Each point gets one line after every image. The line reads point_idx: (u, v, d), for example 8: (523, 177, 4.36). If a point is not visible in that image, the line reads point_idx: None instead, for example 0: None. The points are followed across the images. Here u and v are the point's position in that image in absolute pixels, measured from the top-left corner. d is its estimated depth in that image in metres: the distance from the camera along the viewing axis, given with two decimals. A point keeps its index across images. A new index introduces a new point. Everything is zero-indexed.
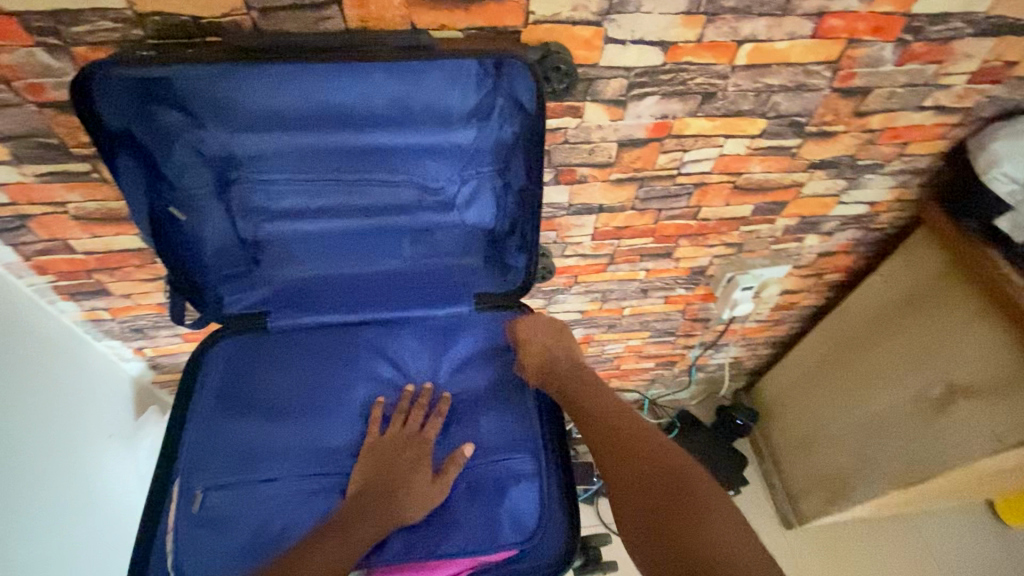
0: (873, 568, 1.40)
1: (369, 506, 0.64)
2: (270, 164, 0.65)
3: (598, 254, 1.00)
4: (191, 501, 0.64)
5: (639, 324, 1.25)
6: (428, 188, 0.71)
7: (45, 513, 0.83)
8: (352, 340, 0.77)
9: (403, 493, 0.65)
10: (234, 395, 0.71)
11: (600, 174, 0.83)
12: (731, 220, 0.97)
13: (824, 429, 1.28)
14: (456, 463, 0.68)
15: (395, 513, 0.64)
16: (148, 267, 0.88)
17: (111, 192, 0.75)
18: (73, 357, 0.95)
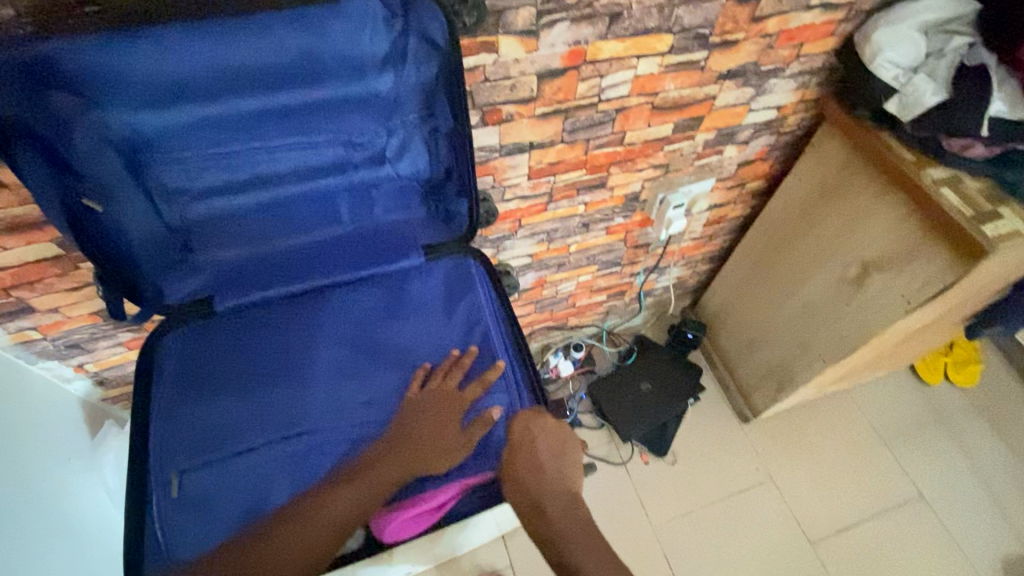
0: (819, 442, 1.56)
1: (390, 457, 0.65)
2: (186, 139, 0.63)
3: (536, 193, 1.03)
4: (168, 488, 0.62)
5: (586, 260, 1.30)
6: (354, 143, 0.70)
7: (25, 541, 0.81)
8: (306, 309, 0.77)
9: (432, 440, 0.66)
10: (195, 381, 0.70)
11: (525, 110, 0.84)
12: (655, 141, 1.01)
13: (764, 326, 1.39)
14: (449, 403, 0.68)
15: (418, 465, 0.64)
16: (72, 274, 0.83)
17: (12, 197, 0.70)
18: (10, 383, 0.89)
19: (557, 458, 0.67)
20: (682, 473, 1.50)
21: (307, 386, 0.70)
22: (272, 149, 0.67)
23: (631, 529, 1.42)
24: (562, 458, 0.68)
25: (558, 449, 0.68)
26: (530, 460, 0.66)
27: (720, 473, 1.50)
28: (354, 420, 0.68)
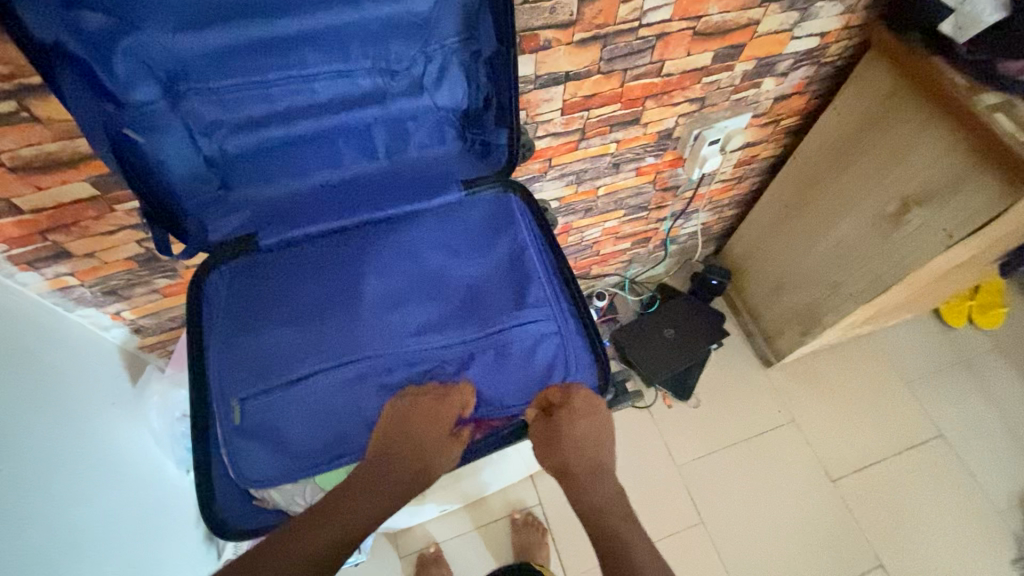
0: (840, 384, 1.58)
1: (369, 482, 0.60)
2: (225, 66, 0.61)
3: (568, 131, 1.00)
4: (231, 415, 0.63)
5: (613, 204, 1.28)
6: (393, 72, 0.68)
7: (71, 483, 0.84)
8: (349, 244, 0.74)
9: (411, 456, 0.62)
10: (245, 314, 0.69)
11: (563, 37, 0.80)
12: (693, 72, 0.97)
13: (792, 269, 1.38)
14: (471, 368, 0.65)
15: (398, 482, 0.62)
16: (107, 217, 0.83)
17: (47, 132, 0.68)
18: (50, 331, 0.91)
19: (594, 436, 0.66)
20: (705, 416, 1.53)
21: (356, 316, 0.68)
22: (308, 77, 0.65)
23: (655, 470, 1.46)
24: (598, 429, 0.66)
25: (593, 426, 0.66)
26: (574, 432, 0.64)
27: (743, 416, 1.53)
28: (405, 348, 0.66)
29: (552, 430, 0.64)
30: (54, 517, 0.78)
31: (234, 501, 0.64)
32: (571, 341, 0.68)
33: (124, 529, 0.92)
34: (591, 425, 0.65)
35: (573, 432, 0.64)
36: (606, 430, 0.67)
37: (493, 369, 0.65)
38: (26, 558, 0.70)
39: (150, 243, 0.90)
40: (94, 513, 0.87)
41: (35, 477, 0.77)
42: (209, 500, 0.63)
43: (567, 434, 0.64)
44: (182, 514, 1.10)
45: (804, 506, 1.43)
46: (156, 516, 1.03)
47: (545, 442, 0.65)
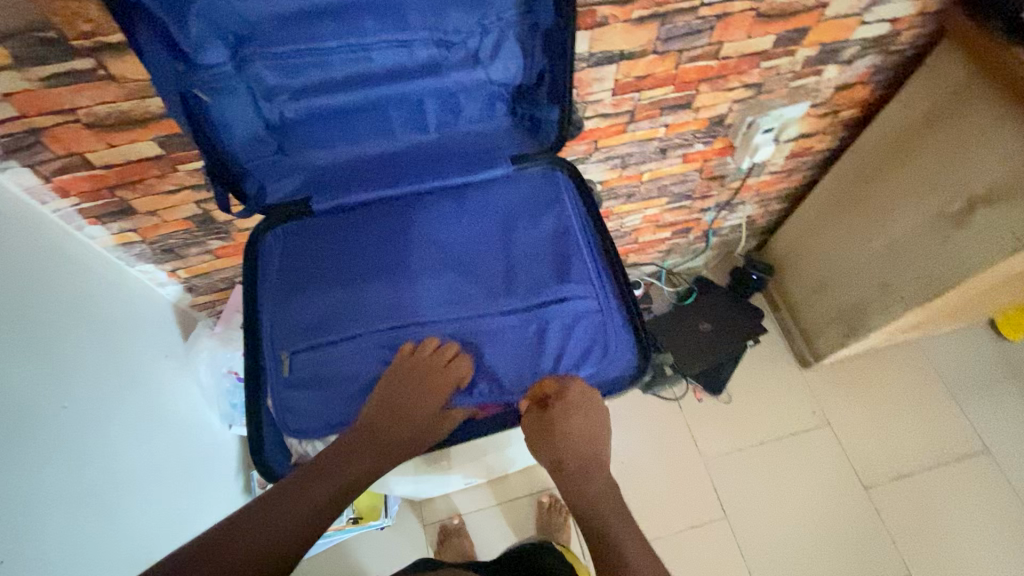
0: (882, 390, 1.52)
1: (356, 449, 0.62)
2: (289, 32, 0.62)
3: (618, 112, 0.98)
4: (281, 366, 0.65)
5: (657, 191, 1.26)
6: (449, 43, 0.68)
7: (124, 429, 0.90)
8: (395, 213, 0.75)
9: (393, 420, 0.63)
10: (297, 273, 0.71)
11: (621, 13, 0.79)
12: (751, 55, 0.94)
13: (839, 267, 1.33)
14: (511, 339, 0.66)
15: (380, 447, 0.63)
16: (170, 176, 0.87)
17: (120, 91, 0.72)
18: (112, 285, 0.96)
19: (589, 429, 0.66)
20: (735, 413, 1.50)
21: (403, 282, 0.69)
22: (367, 46, 0.66)
23: (681, 463, 1.44)
24: (596, 420, 0.66)
25: (588, 418, 0.65)
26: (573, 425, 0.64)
27: (775, 415, 1.50)
28: (448, 316, 0.68)
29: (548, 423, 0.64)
30: (104, 459, 0.84)
31: (276, 449, 0.65)
32: (610, 320, 0.68)
33: (169, 477, 0.98)
34: (586, 420, 0.65)
35: (568, 424, 0.64)
36: (602, 424, 0.67)
37: (532, 342, 0.66)
38: (66, 494, 0.75)
39: (207, 203, 0.94)
40: (141, 460, 0.92)
41: (84, 422, 0.82)
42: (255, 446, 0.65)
43: (563, 430, 0.65)
44: (223, 467, 1.16)
45: (833, 512, 1.39)
46: (199, 466, 1.09)
47: (537, 431, 0.64)
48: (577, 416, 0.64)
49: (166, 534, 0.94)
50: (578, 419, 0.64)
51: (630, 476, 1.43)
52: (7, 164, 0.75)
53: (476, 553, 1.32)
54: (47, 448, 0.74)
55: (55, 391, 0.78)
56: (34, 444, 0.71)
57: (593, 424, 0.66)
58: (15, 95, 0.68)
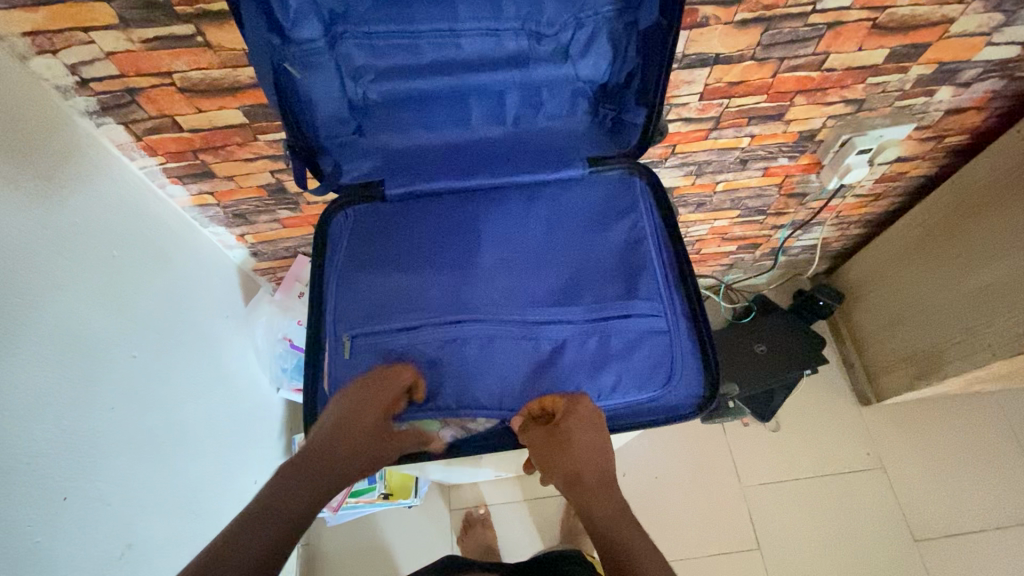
0: (947, 440, 1.41)
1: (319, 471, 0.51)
2: (383, 13, 0.62)
3: (702, 117, 0.93)
4: (342, 346, 0.64)
5: (729, 202, 1.19)
6: (541, 35, 0.66)
7: (182, 382, 0.94)
8: (466, 204, 0.73)
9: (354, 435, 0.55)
10: (364, 254, 0.70)
11: (724, 14, 0.74)
12: (858, 69, 0.87)
13: (920, 305, 1.22)
14: (573, 348, 0.62)
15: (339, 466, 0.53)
16: (250, 145, 0.88)
17: (215, 59, 0.73)
18: (186, 243, 1.00)
19: (600, 451, 0.56)
20: (782, 443, 1.43)
21: (467, 277, 0.67)
22: (457, 32, 0.65)
23: (717, 486, 1.39)
24: (606, 442, 0.57)
25: (601, 437, 0.57)
26: (578, 439, 0.56)
27: (827, 451, 1.42)
28: (510, 316, 0.63)
29: (557, 438, 0.57)
30: (160, 410, 0.87)
31: None
32: (679, 342, 0.64)
33: (216, 431, 1.02)
34: (596, 438, 0.57)
35: (576, 443, 0.56)
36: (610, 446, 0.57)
37: (595, 357, 0.62)
38: (124, 439, 0.79)
39: (281, 174, 0.95)
40: (195, 412, 0.97)
41: (150, 374, 0.86)
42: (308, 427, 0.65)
43: (568, 443, 0.56)
44: (268, 428, 1.20)
45: (877, 562, 1.31)
46: (247, 426, 1.13)
47: (546, 453, 0.57)
48: (585, 430, 0.56)
49: (210, 486, 0.98)
50: (585, 431, 0.56)
51: (660, 490, 1.39)
52: (101, 120, 0.80)
53: (499, 546, 1.33)
54: (111, 396, 0.78)
55: (126, 340, 0.82)
56: (97, 393, 0.75)
57: (603, 446, 0.57)
58: (118, 55, 0.71)
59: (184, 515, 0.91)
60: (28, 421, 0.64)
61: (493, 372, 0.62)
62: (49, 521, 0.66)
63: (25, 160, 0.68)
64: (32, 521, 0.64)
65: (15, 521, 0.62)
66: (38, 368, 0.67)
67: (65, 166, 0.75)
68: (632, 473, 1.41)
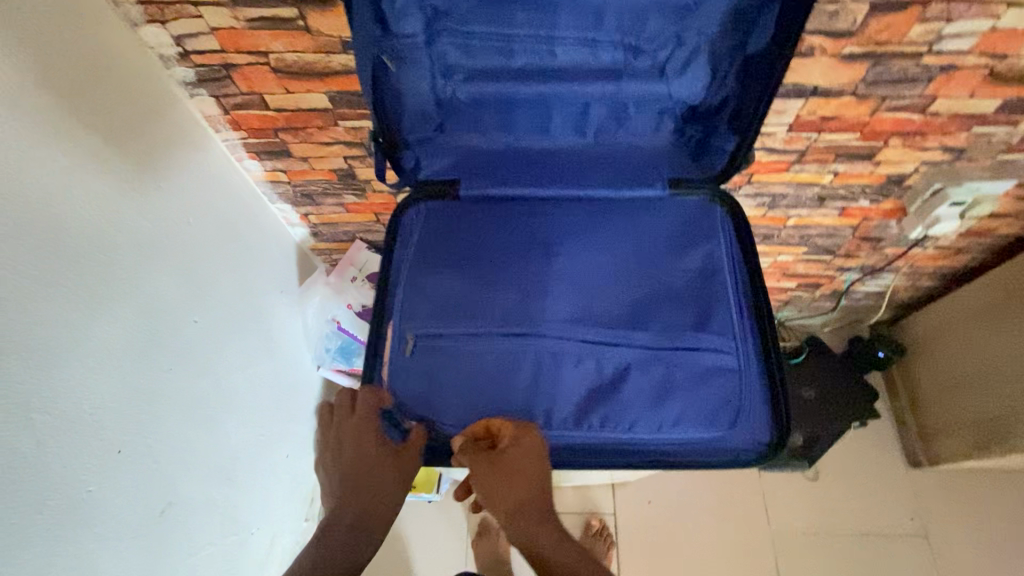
0: (1002, 518, 1.32)
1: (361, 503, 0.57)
2: (484, 13, 0.61)
3: (787, 149, 0.90)
4: (403, 346, 0.63)
5: (798, 238, 1.15)
6: (638, 50, 0.65)
7: (237, 348, 0.97)
8: (539, 215, 0.72)
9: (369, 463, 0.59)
10: (433, 254, 0.69)
11: (831, 46, 0.71)
12: (965, 117, 0.82)
13: (986, 371, 1.15)
14: (639, 377, 0.60)
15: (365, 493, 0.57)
16: (329, 129, 0.90)
17: (312, 44, 0.75)
18: (254, 217, 1.03)
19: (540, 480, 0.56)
20: (819, 495, 1.37)
21: (536, 291, 0.65)
22: (553, 39, 0.64)
23: (746, 529, 1.34)
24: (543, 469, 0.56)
25: (546, 465, 0.56)
26: (517, 466, 0.55)
27: (868, 511, 1.35)
28: (577, 336, 0.62)
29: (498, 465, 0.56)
30: (212, 376, 0.90)
31: None
32: (749, 383, 0.61)
33: (258, 402, 1.04)
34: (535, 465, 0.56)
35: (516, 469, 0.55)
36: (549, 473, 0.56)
37: (661, 388, 0.59)
38: (179, 398, 0.82)
39: (354, 161, 0.97)
40: (242, 381, 0.99)
41: (209, 341, 0.89)
42: None
43: (509, 469, 0.55)
44: (306, 404, 1.22)
45: None
46: (288, 400, 1.15)
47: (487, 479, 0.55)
48: (526, 458, 0.56)
49: (247, 455, 1.00)
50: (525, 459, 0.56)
51: (685, 523, 1.35)
52: (196, 92, 0.82)
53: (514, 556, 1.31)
54: (172, 356, 0.80)
55: (192, 303, 0.85)
56: (160, 352, 0.78)
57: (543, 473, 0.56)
58: (222, 31, 0.73)
59: (223, 480, 0.93)
60: (95, 372, 0.67)
61: (551, 390, 0.60)
62: (104, 471, 0.69)
63: (117, 120, 0.71)
64: (86, 468, 0.66)
65: (69, 467, 0.64)
66: (112, 322, 0.70)
67: (156, 131, 0.77)
68: (658, 502, 1.37)
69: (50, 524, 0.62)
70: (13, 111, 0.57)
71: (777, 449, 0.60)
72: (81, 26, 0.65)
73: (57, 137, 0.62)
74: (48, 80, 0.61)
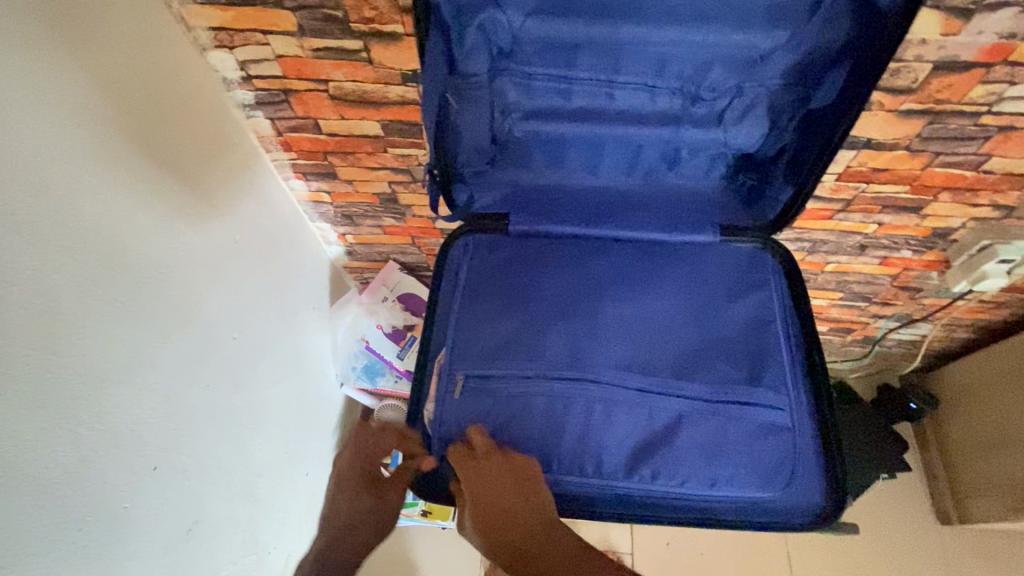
0: None
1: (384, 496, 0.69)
2: (548, 56, 0.62)
3: (833, 198, 0.89)
4: (450, 387, 0.63)
5: (835, 284, 1.13)
6: (698, 99, 0.65)
7: (269, 365, 0.97)
8: (588, 255, 0.72)
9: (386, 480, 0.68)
10: (482, 290, 0.70)
11: (889, 102, 0.71)
12: (1019, 176, 0.81)
13: (1019, 431, 1.12)
14: (692, 430, 0.59)
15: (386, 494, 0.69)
16: (378, 155, 0.91)
17: (372, 74, 0.76)
18: (294, 232, 1.04)
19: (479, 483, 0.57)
20: (845, 548, 1.32)
21: (585, 333, 0.65)
22: (615, 84, 0.64)
23: None
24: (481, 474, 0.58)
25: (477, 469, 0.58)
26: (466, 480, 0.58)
27: (895, 568, 1.30)
28: (627, 383, 0.61)
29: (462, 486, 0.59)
30: (244, 393, 0.90)
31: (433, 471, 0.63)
32: (801, 440, 0.61)
33: (284, 421, 1.03)
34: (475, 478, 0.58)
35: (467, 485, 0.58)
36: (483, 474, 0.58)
37: (712, 443, 0.59)
38: (212, 416, 0.81)
39: (398, 186, 0.98)
40: (271, 399, 0.98)
41: (243, 359, 0.89)
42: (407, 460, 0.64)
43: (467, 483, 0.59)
44: (327, 424, 1.21)
45: None
46: (312, 417, 1.15)
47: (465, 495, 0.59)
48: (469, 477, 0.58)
49: (270, 472, 0.99)
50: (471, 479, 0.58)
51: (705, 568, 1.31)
52: (253, 113, 0.84)
53: None
54: (209, 374, 0.81)
55: (232, 321, 0.86)
56: (197, 368, 0.78)
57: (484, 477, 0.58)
58: (286, 59, 0.75)
59: (245, 499, 0.92)
60: (138, 387, 0.67)
61: (600, 437, 0.59)
62: (140, 487, 0.69)
63: (178, 138, 0.72)
64: (122, 487, 0.66)
65: (110, 485, 0.64)
66: (159, 336, 0.70)
67: (213, 150, 0.79)
68: (678, 543, 1.33)
69: (85, 543, 0.61)
70: (87, 131, 0.59)
71: (831, 511, 0.60)
72: (156, 48, 0.68)
73: (122, 158, 0.63)
74: (122, 102, 0.63)
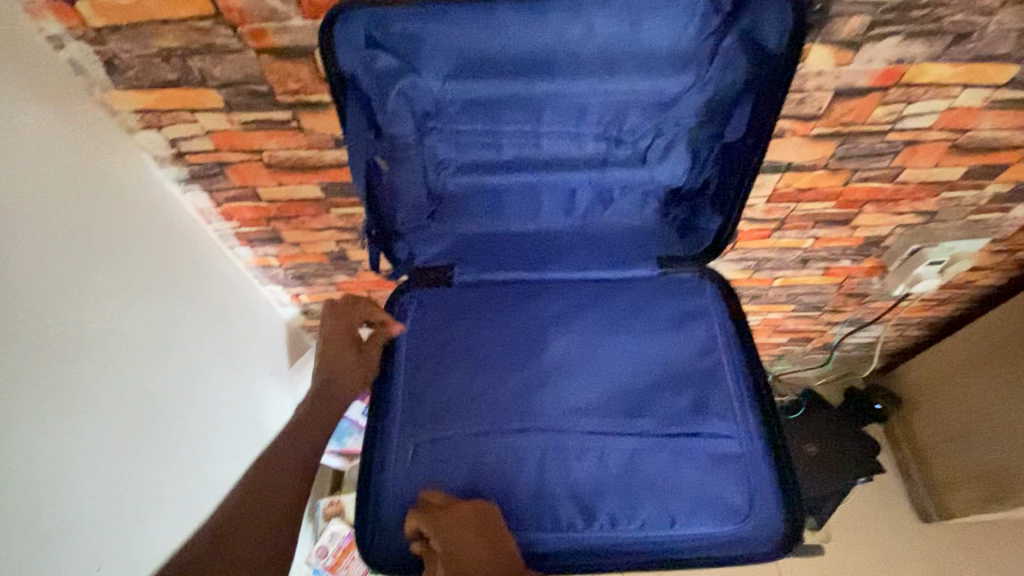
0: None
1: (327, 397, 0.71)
2: (472, 115, 0.64)
3: (767, 219, 0.93)
4: (404, 451, 0.62)
5: (786, 297, 1.16)
6: (621, 141, 0.67)
7: (225, 438, 0.93)
8: (534, 299, 0.72)
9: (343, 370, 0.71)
10: (431, 346, 0.69)
11: (801, 128, 0.76)
12: (933, 184, 0.86)
13: (982, 421, 1.15)
14: (647, 468, 0.59)
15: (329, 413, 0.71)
16: (321, 216, 0.92)
17: (304, 140, 0.77)
18: (243, 297, 1.02)
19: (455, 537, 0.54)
20: (833, 556, 1.32)
21: (536, 380, 0.65)
22: (539, 134, 0.66)
23: None
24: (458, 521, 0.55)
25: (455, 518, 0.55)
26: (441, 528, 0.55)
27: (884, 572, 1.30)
28: (579, 427, 0.61)
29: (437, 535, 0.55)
30: (199, 471, 0.86)
31: (390, 541, 0.61)
32: (754, 467, 0.61)
33: None
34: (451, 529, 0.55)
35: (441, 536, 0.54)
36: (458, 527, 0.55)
37: (668, 478, 0.59)
38: (162, 502, 0.77)
39: (346, 244, 0.98)
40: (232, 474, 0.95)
41: (196, 437, 0.85)
42: (363, 533, 0.61)
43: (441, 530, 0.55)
44: None
45: None
46: None
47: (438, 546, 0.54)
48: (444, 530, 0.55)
49: None
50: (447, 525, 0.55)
51: None
52: (189, 187, 0.84)
53: None
54: (156, 458, 0.76)
55: (181, 398, 0.82)
56: (145, 453, 0.74)
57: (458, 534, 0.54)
58: (216, 133, 0.76)
59: None
60: (78, 482, 0.63)
61: (557, 487, 0.59)
62: None
63: (111, 218, 0.71)
64: None
65: None
66: (101, 424, 0.67)
67: (150, 226, 0.78)
68: None
69: None
70: (15, 221, 0.57)
71: (791, 535, 0.60)
72: (80, 128, 0.67)
73: (53, 244, 0.62)
74: (49, 187, 0.62)
